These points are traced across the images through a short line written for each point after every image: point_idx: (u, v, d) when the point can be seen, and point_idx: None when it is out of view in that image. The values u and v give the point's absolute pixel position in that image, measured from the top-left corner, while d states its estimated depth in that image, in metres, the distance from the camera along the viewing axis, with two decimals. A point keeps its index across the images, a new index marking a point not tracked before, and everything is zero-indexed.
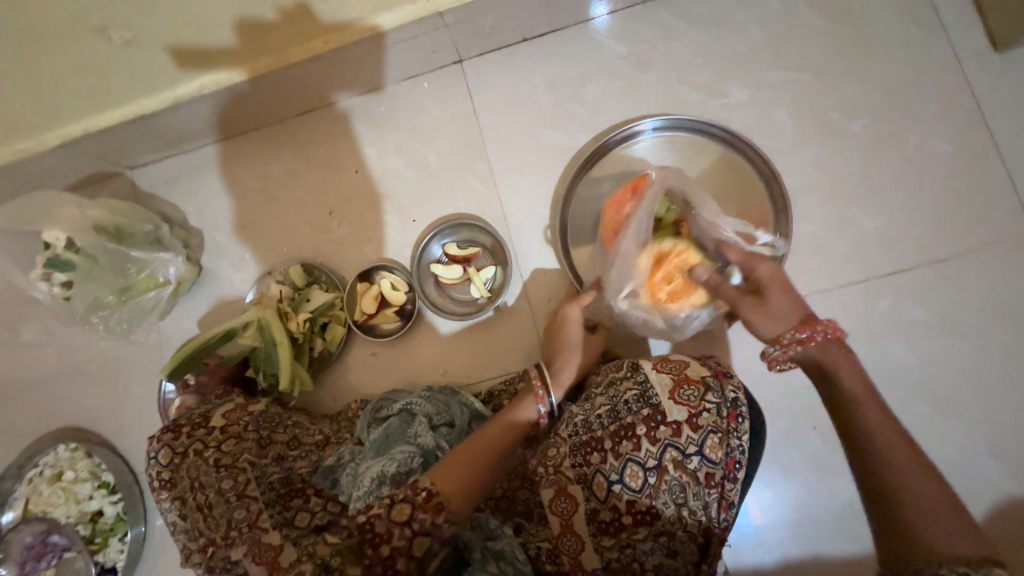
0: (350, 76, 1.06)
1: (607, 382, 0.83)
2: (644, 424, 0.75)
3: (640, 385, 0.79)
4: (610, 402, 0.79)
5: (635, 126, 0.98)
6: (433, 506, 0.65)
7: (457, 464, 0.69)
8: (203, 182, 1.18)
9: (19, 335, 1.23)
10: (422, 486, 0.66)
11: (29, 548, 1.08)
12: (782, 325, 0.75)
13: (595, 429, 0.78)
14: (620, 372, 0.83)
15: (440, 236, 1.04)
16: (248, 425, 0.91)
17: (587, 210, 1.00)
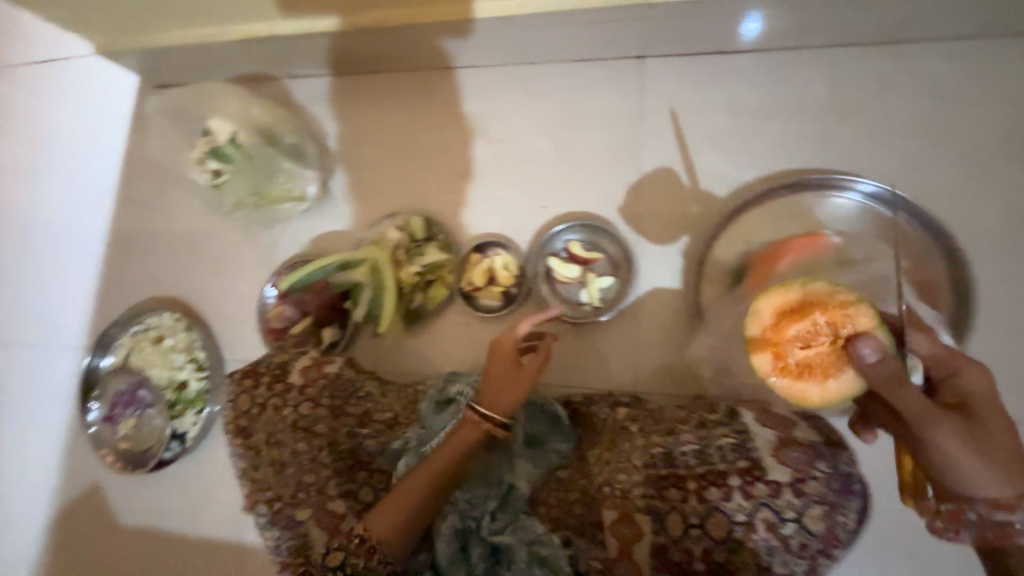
0: (528, 43, 1.02)
1: (698, 421, 0.76)
2: (738, 476, 0.68)
3: (737, 434, 0.72)
4: (698, 442, 0.72)
5: (841, 180, 0.89)
6: (364, 551, 0.70)
7: (393, 508, 0.72)
8: (350, 108, 1.18)
9: (162, 201, 1.35)
10: (355, 531, 0.71)
11: (121, 394, 1.22)
12: (999, 487, 0.59)
13: (680, 466, 0.71)
14: (711, 415, 0.76)
15: (568, 231, 1.00)
16: (323, 392, 0.91)
17: (729, 251, 0.93)
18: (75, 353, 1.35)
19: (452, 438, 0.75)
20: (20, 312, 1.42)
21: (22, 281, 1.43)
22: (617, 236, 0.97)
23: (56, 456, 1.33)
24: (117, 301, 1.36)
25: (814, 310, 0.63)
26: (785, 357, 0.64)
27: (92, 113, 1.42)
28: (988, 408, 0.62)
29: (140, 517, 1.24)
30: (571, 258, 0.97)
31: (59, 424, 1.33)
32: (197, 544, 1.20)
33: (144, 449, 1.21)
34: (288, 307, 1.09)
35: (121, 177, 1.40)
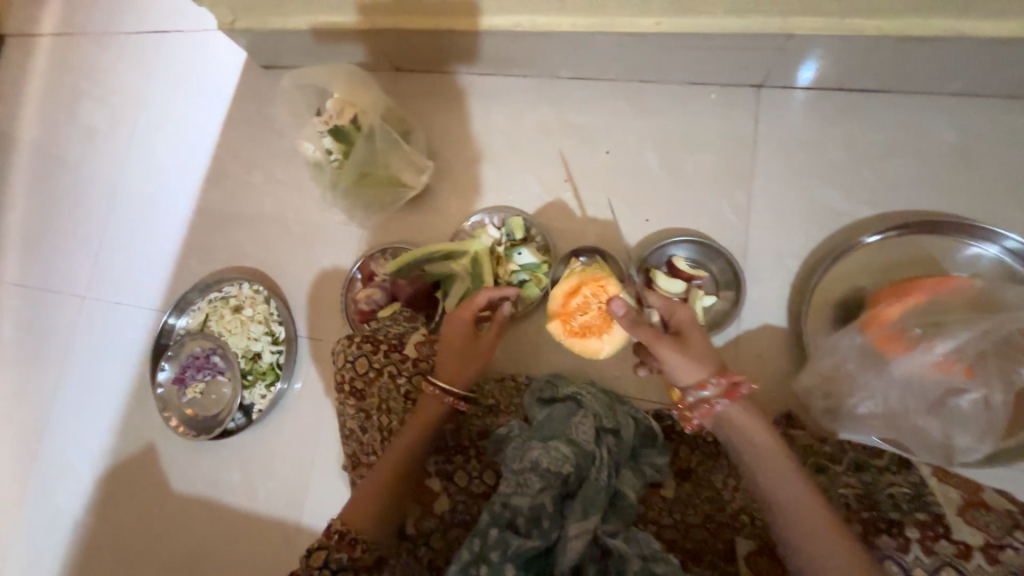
0: (648, 62, 1.04)
1: (854, 462, 0.77)
2: (917, 528, 0.69)
3: (910, 485, 0.73)
4: (862, 487, 0.75)
5: (978, 229, 0.86)
6: (347, 543, 0.78)
7: (368, 499, 0.82)
8: (456, 105, 1.21)
9: (251, 176, 1.38)
10: (333, 529, 0.80)
11: (194, 358, 1.23)
12: (696, 373, 0.76)
13: (839, 504, 0.73)
14: (876, 460, 0.77)
15: (674, 245, 0.99)
16: (436, 367, 0.95)
17: (840, 284, 0.92)
18: (149, 314, 1.39)
19: (415, 421, 0.88)
20: (101, 268, 1.45)
21: (106, 238, 1.47)
22: (728, 256, 0.95)
23: (114, 413, 1.33)
24: (197, 267, 1.38)
25: (584, 287, 0.91)
26: (573, 321, 0.91)
27: (197, 85, 1.47)
28: (694, 331, 0.80)
29: (191, 485, 1.23)
30: (675, 273, 0.96)
31: (124, 381, 1.35)
32: (247, 520, 1.18)
33: (210, 416, 1.21)
34: (377, 291, 1.09)
35: (215, 148, 1.43)
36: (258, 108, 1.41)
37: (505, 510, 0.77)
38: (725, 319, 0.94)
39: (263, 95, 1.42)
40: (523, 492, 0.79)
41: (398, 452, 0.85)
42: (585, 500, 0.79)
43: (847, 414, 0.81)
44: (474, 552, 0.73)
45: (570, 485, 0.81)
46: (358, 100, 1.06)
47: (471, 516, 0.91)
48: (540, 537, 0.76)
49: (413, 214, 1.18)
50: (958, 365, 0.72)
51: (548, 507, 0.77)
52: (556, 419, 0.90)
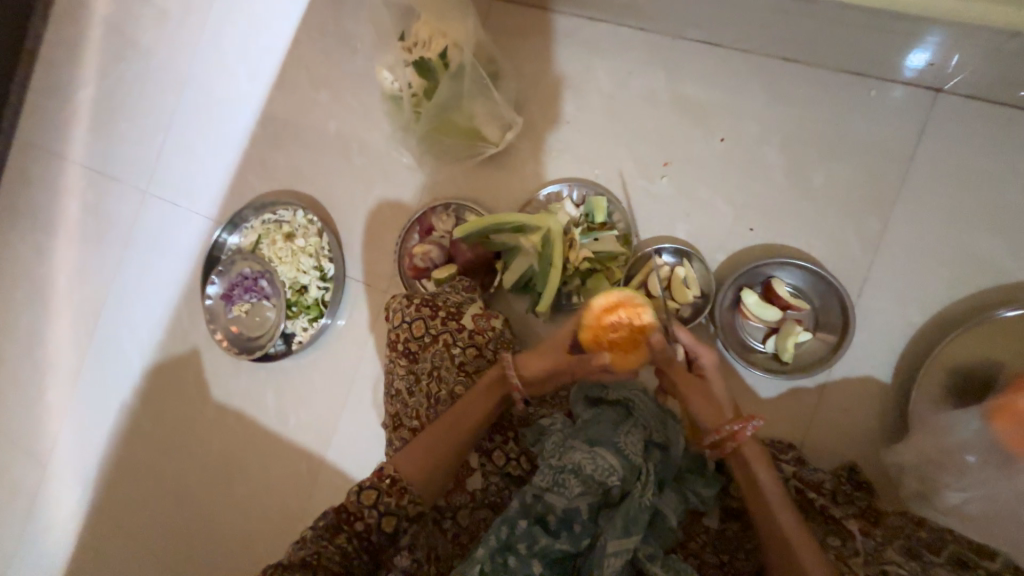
0: (802, 40, 0.84)
1: (955, 557, 0.64)
2: None
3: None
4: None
5: None
6: (398, 491, 0.72)
7: (421, 452, 0.77)
8: (555, 52, 1.05)
9: (319, 95, 1.29)
10: (384, 472, 0.74)
11: (242, 278, 1.21)
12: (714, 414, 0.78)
13: None
14: (985, 560, 0.63)
15: (779, 267, 0.86)
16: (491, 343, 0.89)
17: (969, 353, 0.77)
18: (205, 222, 1.37)
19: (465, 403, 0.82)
20: (162, 165, 1.43)
21: (169, 135, 1.43)
22: (842, 294, 0.82)
23: (165, 312, 1.37)
24: (254, 182, 1.34)
25: (620, 306, 0.80)
26: (602, 337, 0.80)
27: None
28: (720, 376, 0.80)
29: (229, 397, 1.27)
30: (773, 299, 0.84)
31: (176, 283, 1.37)
32: (276, 442, 1.21)
33: (252, 337, 1.22)
34: (434, 249, 1.02)
35: (286, 56, 1.33)
36: (335, 17, 1.28)
37: (537, 503, 0.73)
38: (819, 363, 0.83)
39: (342, 3, 1.28)
40: (559, 492, 0.72)
41: (467, 420, 0.80)
42: (627, 518, 0.70)
43: (946, 507, 0.70)
44: (501, 538, 0.70)
45: (611, 496, 0.73)
46: (449, 30, 0.92)
47: (501, 500, 0.84)
48: (570, 542, 0.70)
49: (486, 171, 1.07)
50: None
51: (583, 513, 0.71)
52: (602, 421, 0.78)
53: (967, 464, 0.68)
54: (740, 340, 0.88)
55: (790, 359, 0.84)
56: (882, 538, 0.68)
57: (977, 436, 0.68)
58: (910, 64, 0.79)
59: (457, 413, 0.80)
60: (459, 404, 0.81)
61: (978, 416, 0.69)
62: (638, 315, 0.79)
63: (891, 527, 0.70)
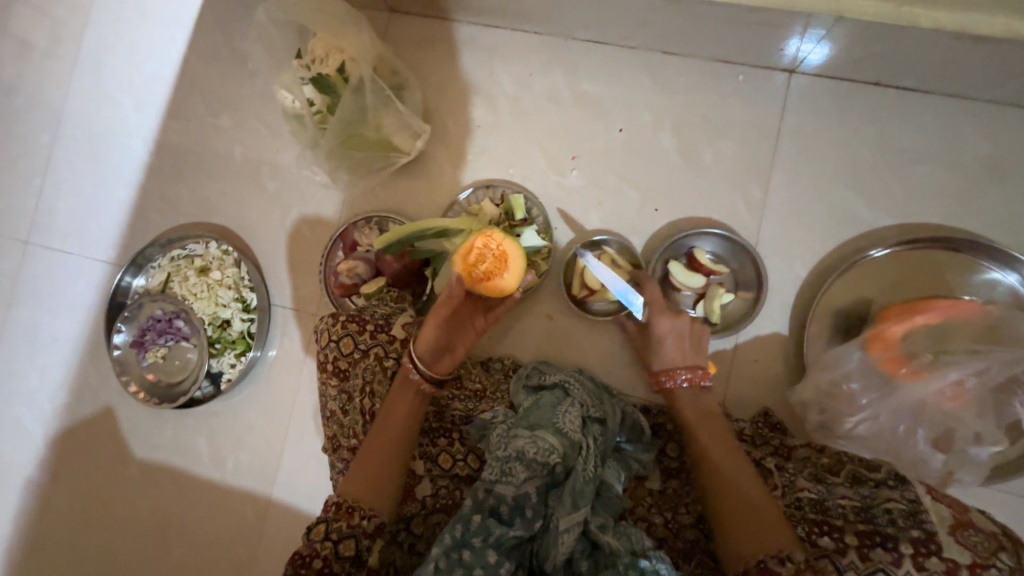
0: (675, 34, 0.93)
1: (851, 474, 0.74)
2: (910, 544, 0.63)
3: (907, 500, 0.67)
4: (857, 498, 0.70)
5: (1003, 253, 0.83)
6: (347, 512, 0.74)
7: (363, 469, 0.78)
8: (457, 59, 1.07)
9: (219, 119, 1.22)
10: (331, 501, 0.76)
11: (154, 322, 1.11)
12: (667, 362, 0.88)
13: (834, 515, 0.69)
14: (873, 474, 0.73)
15: (696, 237, 0.93)
16: None
17: (847, 295, 0.89)
18: (103, 267, 1.26)
19: (391, 409, 0.82)
20: (44, 210, 1.29)
21: (48, 177, 1.30)
22: (755, 254, 0.90)
23: (67, 370, 1.23)
24: (157, 218, 1.25)
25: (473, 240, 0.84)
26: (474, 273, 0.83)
27: (155, 3, 1.27)
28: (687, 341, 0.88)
29: (154, 451, 1.17)
30: (696, 267, 0.91)
31: (76, 338, 1.24)
32: (214, 490, 1.13)
33: (173, 383, 1.13)
34: (361, 264, 1.01)
35: (177, 82, 1.25)
36: (227, 39, 1.23)
37: (489, 496, 0.75)
38: (745, 318, 0.91)
39: (233, 24, 1.23)
40: (508, 481, 0.75)
41: (401, 424, 0.81)
42: (574, 494, 0.74)
43: (844, 433, 0.80)
44: (454, 536, 0.71)
45: (557, 476, 0.76)
46: (346, 44, 0.91)
47: (454, 501, 0.84)
48: (524, 528, 0.73)
49: (404, 181, 1.08)
50: (968, 395, 0.72)
51: (532, 498, 0.74)
52: (542, 406, 0.83)
53: (854, 391, 0.79)
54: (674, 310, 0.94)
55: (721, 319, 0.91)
56: (794, 470, 0.77)
57: (860, 367, 0.79)
58: (789, 53, 0.90)
59: (383, 421, 0.81)
60: (380, 412, 0.82)
61: (857, 347, 0.80)
62: (487, 239, 0.83)
63: (799, 461, 0.79)
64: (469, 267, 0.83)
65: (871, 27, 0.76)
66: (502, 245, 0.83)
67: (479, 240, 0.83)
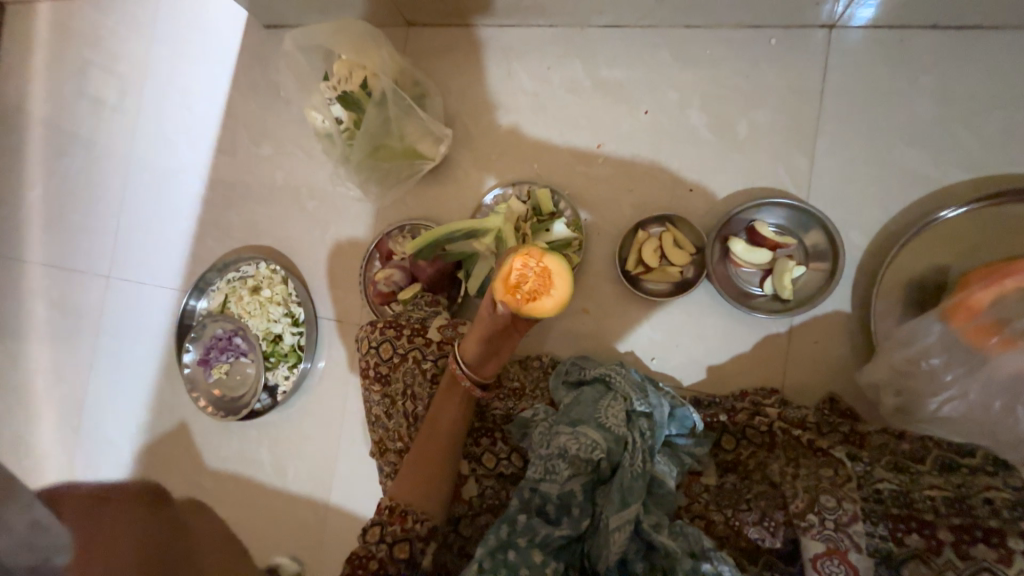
0: (695, 5, 0.89)
1: (940, 462, 0.66)
2: (1018, 537, 0.57)
3: (1010, 488, 0.61)
4: (949, 488, 0.63)
5: None
6: (398, 517, 0.74)
7: (415, 473, 0.78)
8: (474, 62, 1.08)
9: (261, 148, 1.31)
10: (383, 504, 0.76)
11: (216, 340, 1.20)
12: None
13: (923, 508, 0.62)
14: (965, 459, 0.65)
15: (758, 210, 0.86)
16: None
17: (918, 263, 0.80)
18: (171, 294, 1.38)
19: (436, 412, 0.81)
20: (121, 247, 1.44)
21: (122, 216, 1.44)
22: (826, 223, 0.82)
23: (147, 389, 1.36)
24: (214, 245, 1.35)
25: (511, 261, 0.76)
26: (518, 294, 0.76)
27: (201, 49, 1.38)
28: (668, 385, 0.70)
29: (223, 461, 1.25)
30: (760, 242, 0.85)
31: (152, 359, 1.36)
32: (277, 497, 1.20)
33: (235, 397, 1.21)
34: (396, 272, 1.03)
35: (223, 118, 1.36)
36: (264, 73, 1.32)
37: (535, 495, 0.74)
38: (818, 294, 0.83)
39: (268, 59, 1.32)
40: (552, 479, 0.73)
41: (444, 428, 0.80)
42: (622, 490, 0.71)
43: (927, 416, 0.72)
44: (501, 537, 0.71)
45: (602, 472, 0.74)
46: (367, 61, 0.95)
47: (500, 501, 0.83)
48: (572, 526, 0.72)
49: (432, 188, 1.10)
50: None
51: (578, 495, 0.72)
52: (583, 401, 0.80)
53: (935, 368, 0.71)
54: (735, 291, 0.88)
55: (790, 296, 0.84)
56: (871, 458, 0.69)
57: (940, 341, 0.70)
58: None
59: (431, 427, 0.80)
60: (429, 416, 0.81)
61: (937, 319, 0.72)
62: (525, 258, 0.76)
63: (876, 448, 0.71)
64: (510, 289, 0.75)
65: None
66: (542, 261, 0.76)
67: (518, 260, 0.76)
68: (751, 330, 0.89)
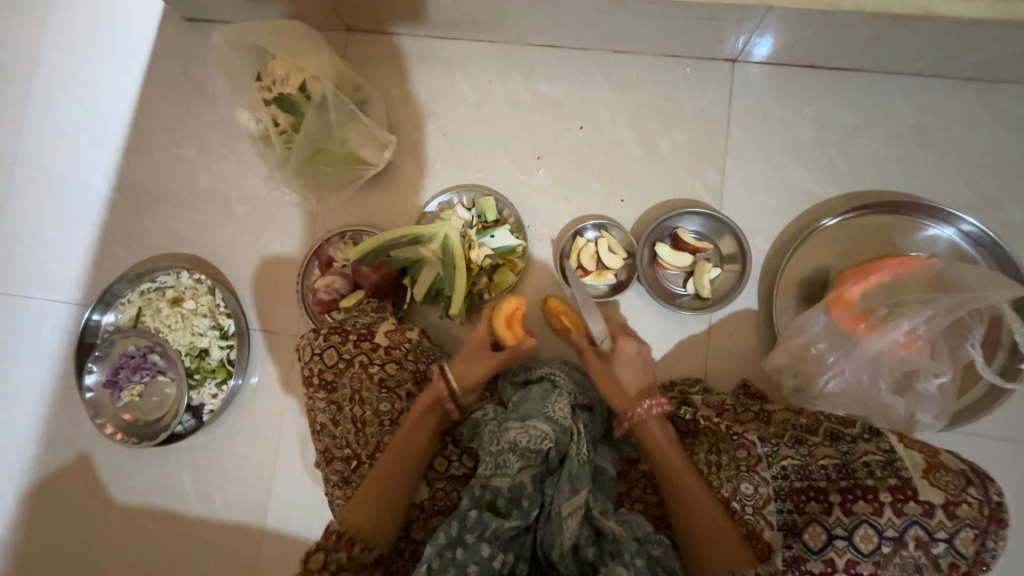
0: (622, 34, 0.98)
1: (829, 432, 0.75)
2: (889, 492, 0.68)
3: (882, 451, 0.71)
4: (837, 455, 0.73)
5: (941, 214, 0.90)
6: (345, 545, 0.73)
7: (365, 495, 0.77)
8: (417, 71, 1.10)
9: (181, 147, 1.22)
10: (331, 529, 0.74)
11: (128, 358, 1.08)
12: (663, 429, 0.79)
13: (816, 479, 0.72)
14: (848, 429, 0.75)
15: (680, 218, 0.96)
16: (410, 355, 0.90)
17: (806, 263, 0.94)
18: (69, 308, 1.22)
19: (401, 437, 0.80)
20: (2, 256, 1.25)
21: (5, 221, 1.26)
22: (738, 230, 0.93)
23: (36, 417, 1.18)
24: (122, 253, 1.22)
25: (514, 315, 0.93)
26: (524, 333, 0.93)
27: (106, 40, 1.26)
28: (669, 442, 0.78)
29: (136, 494, 1.12)
30: (683, 247, 0.94)
31: (43, 383, 1.20)
32: (202, 528, 1.10)
33: (152, 421, 1.09)
34: (338, 279, 1.01)
35: (135, 114, 1.24)
36: (184, 69, 1.23)
37: (485, 491, 0.76)
38: (733, 292, 0.94)
39: (187, 53, 1.23)
40: (503, 474, 0.76)
41: (411, 446, 0.80)
42: (571, 478, 0.76)
43: (818, 393, 0.83)
44: (451, 533, 0.72)
45: (552, 464, 0.79)
46: (305, 64, 0.93)
47: (451, 502, 0.85)
48: (521, 517, 0.74)
49: (375, 194, 1.09)
50: (921, 341, 0.76)
51: (528, 487, 0.75)
52: (531, 397, 0.83)
53: (821, 352, 0.83)
54: (663, 291, 0.97)
55: (710, 294, 0.95)
56: (776, 436, 0.77)
57: (825, 329, 0.82)
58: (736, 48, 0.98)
59: (398, 451, 0.80)
60: (396, 436, 0.80)
61: (822, 311, 0.83)
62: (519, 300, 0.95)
63: (780, 422, 0.80)
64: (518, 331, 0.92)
65: (798, 11, 0.83)
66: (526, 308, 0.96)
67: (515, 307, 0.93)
68: (677, 327, 0.98)
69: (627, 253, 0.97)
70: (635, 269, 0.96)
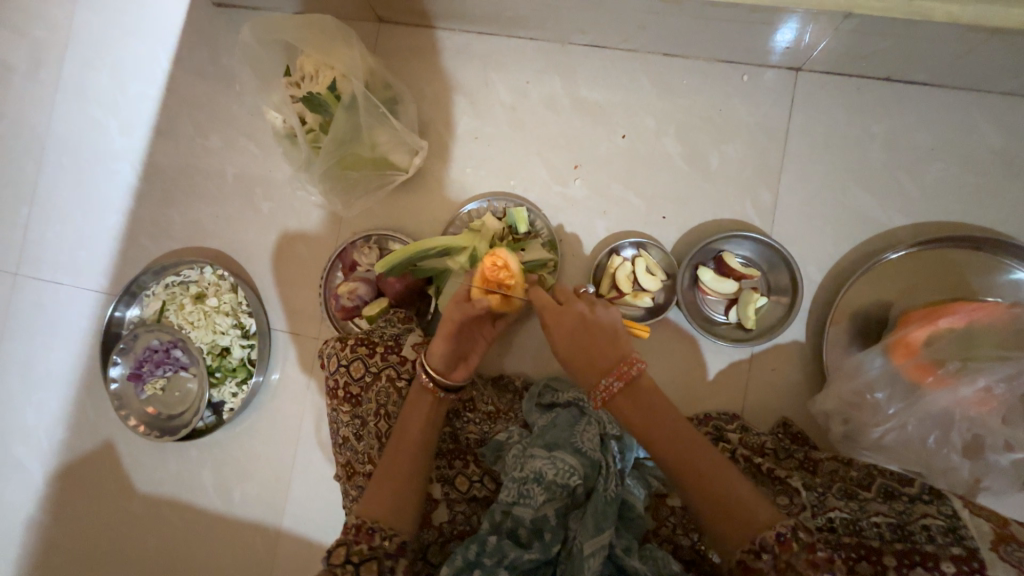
0: (675, 37, 0.90)
1: (883, 489, 0.70)
2: (951, 562, 0.59)
3: (943, 515, 0.64)
4: (892, 514, 0.66)
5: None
6: (365, 532, 0.68)
7: (379, 488, 0.73)
8: (452, 69, 1.04)
9: (207, 138, 1.19)
10: (349, 523, 0.69)
11: (152, 352, 1.08)
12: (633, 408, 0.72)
13: (869, 537, 0.64)
14: (906, 488, 0.70)
15: (727, 241, 0.89)
16: None
17: (864, 298, 0.86)
18: (96, 296, 1.22)
19: (407, 421, 0.79)
20: (33, 241, 1.25)
21: (35, 205, 1.26)
22: (790, 257, 0.86)
23: (64, 403, 1.20)
24: (149, 244, 1.21)
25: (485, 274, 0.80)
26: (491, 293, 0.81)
27: (136, 24, 1.23)
28: (651, 410, 0.71)
29: (157, 485, 1.13)
30: (727, 272, 0.88)
31: (71, 370, 1.21)
32: (219, 523, 1.10)
33: (174, 415, 1.10)
34: (362, 285, 0.97)
35: (163, 102, 1.22)
36: (213, 57, 1.20)
37: (507, 519, 0.73)
38: (779, 325, 0.87)
39: (217, 41, 1.19)
40: (526, 503, 0.73)
41: (411, 429, 0.78)
42: (596, 515, 0.71)
43: (870, 443, 0.77)
44: (469, 557, 0.69)
45: (577, 497, 0.74)
46: (335, 60, 0.88)
47: (470, 527, 0.81)
48: (543, 551, 0.70)
49: (403, 198, 1.05)
50: (996, 401, 0.70)
51: (552, 520, 0.72)
52: (558, 423, 0.81)
53: (880, 401, 0.76)
54: (703, 317, 0.92)
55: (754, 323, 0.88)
56: (823, 487, 0.73)
57: (883, 374, 0.76)
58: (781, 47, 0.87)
59: (400, 437, 0.78)
60: (395, 433, 0.79)
61: (880, 354, 0.77)
62: (508, 269, 0.80)
63: (827, 474, 0.76)
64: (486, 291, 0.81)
65: (881, 20, 0.74)
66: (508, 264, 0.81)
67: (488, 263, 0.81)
68: (716, 357, 0.92)
69: (668, 276, 0.91)
70: (676, 294, 0.89)
